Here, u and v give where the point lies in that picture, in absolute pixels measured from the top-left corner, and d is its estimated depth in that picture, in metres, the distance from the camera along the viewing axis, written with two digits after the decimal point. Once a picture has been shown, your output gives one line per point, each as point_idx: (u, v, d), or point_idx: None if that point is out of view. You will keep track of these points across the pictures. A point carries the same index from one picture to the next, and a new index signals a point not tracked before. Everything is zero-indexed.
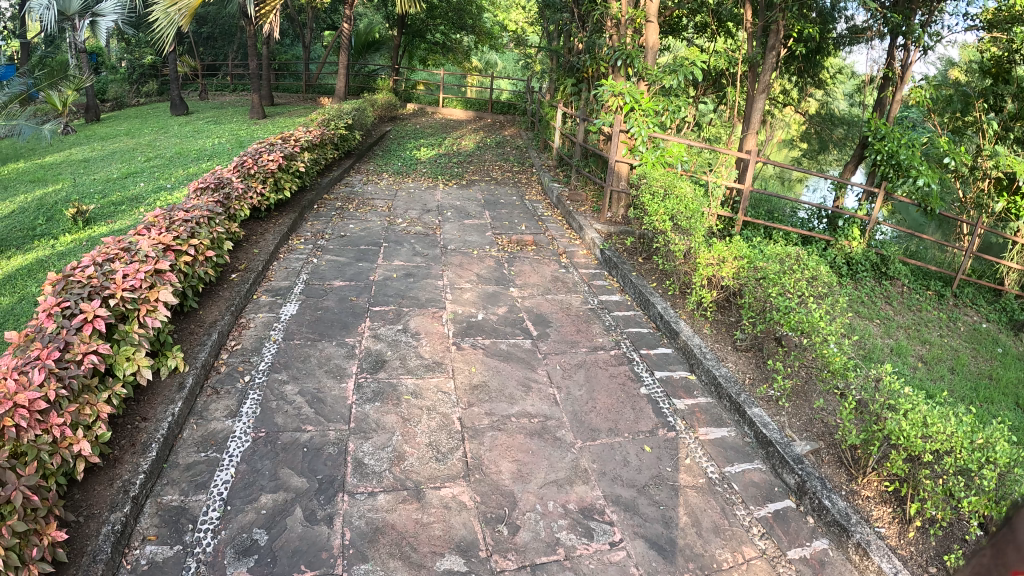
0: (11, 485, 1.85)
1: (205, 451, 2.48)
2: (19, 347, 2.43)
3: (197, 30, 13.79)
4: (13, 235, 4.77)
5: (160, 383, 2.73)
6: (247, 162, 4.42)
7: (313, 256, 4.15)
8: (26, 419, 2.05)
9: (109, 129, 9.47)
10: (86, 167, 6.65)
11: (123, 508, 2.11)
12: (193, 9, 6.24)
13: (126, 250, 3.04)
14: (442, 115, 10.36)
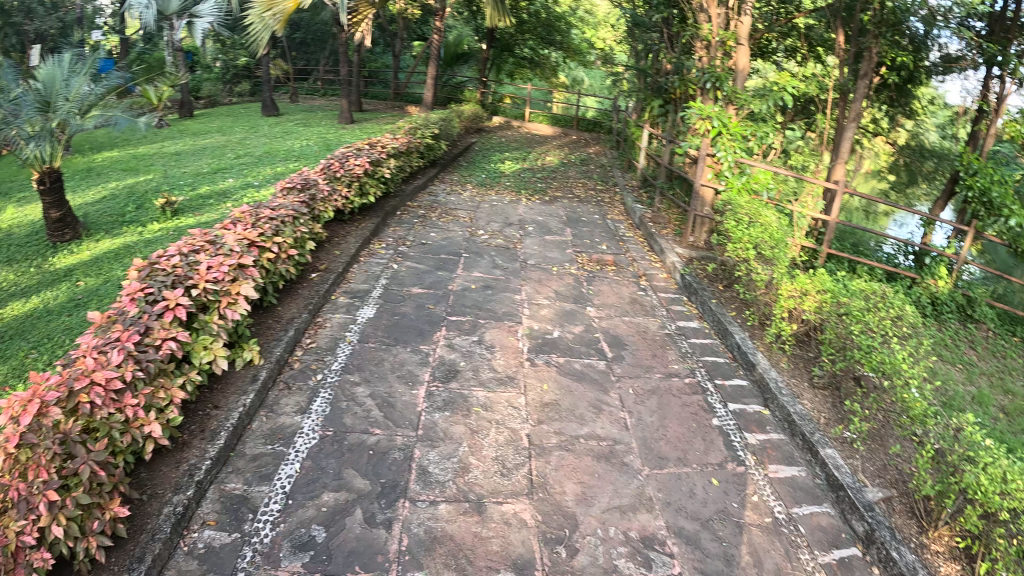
0: (80, 458, 1.98)
1: (272, 443, 2.53)
2: (101, 327, 2.54)
3: (291, 35, 14.30)
4: (104, 219, 5.02)
5: (235, 373, 2.82)
6: (335, 165, 4.55)
7: (393, 261, 4.21)
8: (101, 397, 2.17)
9: (202, 125, 9.91)
10: (179, 161, 6.97)
11: (186, 491, 2.21)
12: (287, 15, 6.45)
13: (212, 242, 3.14)
14: (526, 130, 10.39)
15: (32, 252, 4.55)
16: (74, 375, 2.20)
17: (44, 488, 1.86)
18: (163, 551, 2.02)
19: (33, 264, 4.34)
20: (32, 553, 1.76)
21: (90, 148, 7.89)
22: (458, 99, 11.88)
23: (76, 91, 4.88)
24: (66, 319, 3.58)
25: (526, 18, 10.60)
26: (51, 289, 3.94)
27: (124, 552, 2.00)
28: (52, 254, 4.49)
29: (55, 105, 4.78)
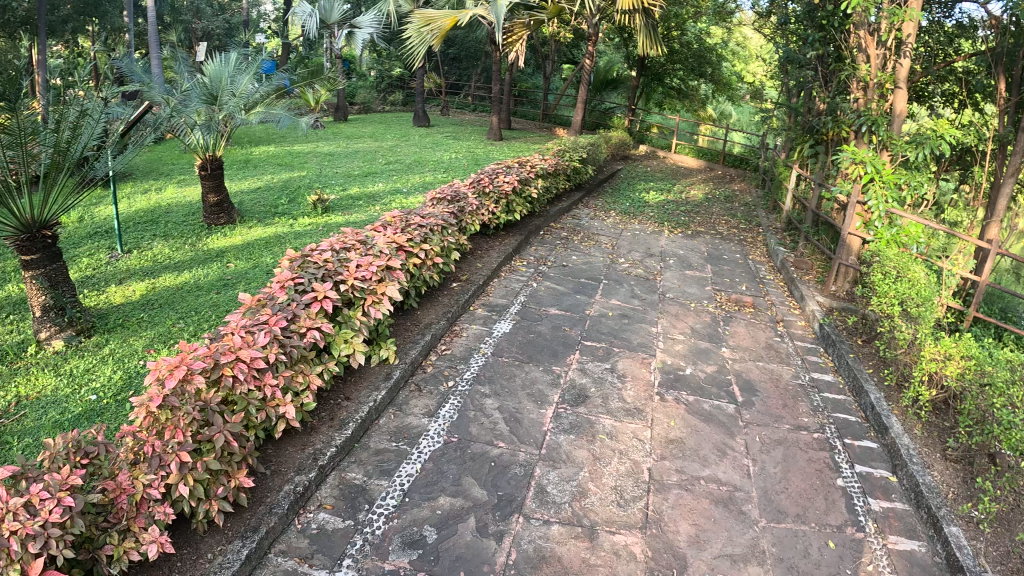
0: (217, 427, 2.20)
1: (397, 441, 2.66)
2: (251, 309, 2.73)
3: (446, 51, 14.97)
4: (258, 209, 5.43)
5: (370, 369, 2.99)
6: (484, 181, 4.71)
7: (533, 280, 4.30)
8: (243, 373, 2.37)
9: (355, 128, 10.56)
10: (332, 161, 7.42)
11: (307, 474, 2.39)
12: (441, 31, 7.42)
13: (363, 242, 3.33)
14: (671, 161, 10.07)
15: (190, 230, 4.98)
16: (222, 350, 2.42)
17: (178, 449, 2.10)
18: (276, 525, 2.20)
19: (189, 241, 4.74)
20: (157, 506, 1.99)
21: (252, 142, 8.58)
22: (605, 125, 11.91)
23: (240, 88, 5.27)
24: (213, 296, 3.89)
25: (677, 48, 10.35)
26: (205, 266, 4.30)
27: (241, 519, 2.20)
28: (207, 234, 4.90)
29: (221, 100, 5.13)
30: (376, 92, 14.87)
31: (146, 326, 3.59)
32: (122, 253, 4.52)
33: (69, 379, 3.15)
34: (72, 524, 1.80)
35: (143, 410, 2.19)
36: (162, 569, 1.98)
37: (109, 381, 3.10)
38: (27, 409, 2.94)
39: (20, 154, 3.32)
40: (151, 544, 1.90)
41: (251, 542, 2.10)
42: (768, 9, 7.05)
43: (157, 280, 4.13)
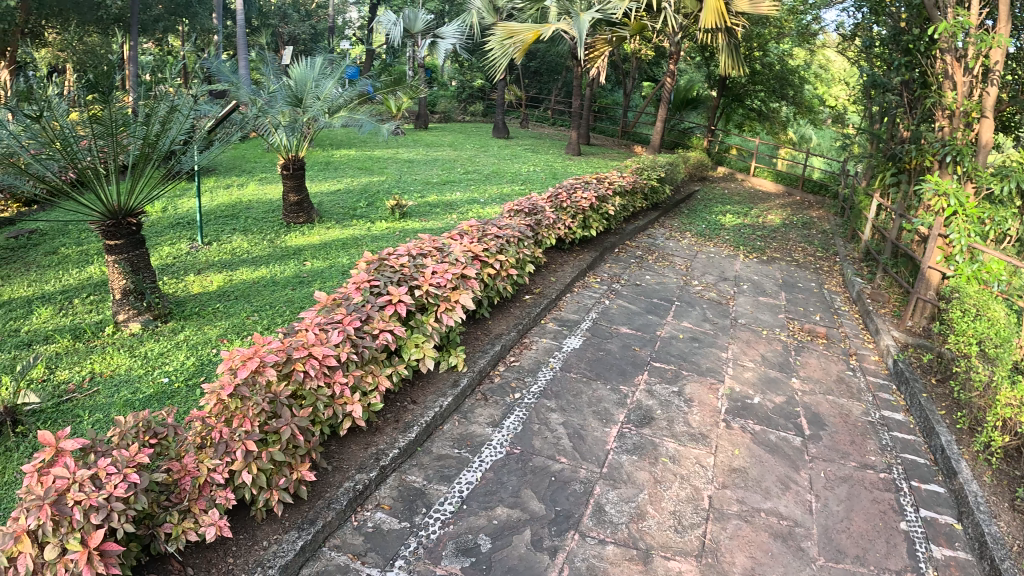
0: (285, 420, 2.32)
1: (459, 449, 2.73)
2: (326, 308, 2.83)
3: (528, 65, 15.19)
4: (338, 211, 5.58)
5: (437, 376, 3.06)
6: (562, 196, 4.73)
7: (606, 297, 4.35)
8: (314, 369, 2.46)
9: (435, 137, 10.83)
10: (410, 168, 7.57)
11: (368, 473, 2.47)
12: (524, 45, 7.86)
13: (440, 249, 3.40)
14: (749, 184, 9.72)
15: (269, 226, 5.16)
16: (295, 345, 2.52)
17: (245, 437, 2.21)
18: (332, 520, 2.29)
19: (267, 238, 4.91)
20: (219, 490, 2.11)
21: (332, 144, 8.85)
22: (684, 145, 11.74)
23: (325, 92, 5.33)
24: (286, 292, 4.00)
25: (758, 68, 10.03)
26: (281, 263, 4.43)
27: (300, 511, 2.30)
28: (284, 232, 5.06)
29: (306, 102, 5.22)
30: (457, 102, 15.11)
31: (220, 315, 3.73)
32: (202, 244, 4.71)
33: (144, 361, 3.30)
34: (135, 499, 1.93)
35: (215, 396, 2.33)
36: (218, 552, 2.09)
37: (182, 365, 3.23)
38: (105, 387, 3.11)
39: (111, 142, 3.52)
40: (211, 526, 2.01)
41: (306, 535, 2.19)
42: (855, 33, 6.86)
43: (233, 273, 4.28)
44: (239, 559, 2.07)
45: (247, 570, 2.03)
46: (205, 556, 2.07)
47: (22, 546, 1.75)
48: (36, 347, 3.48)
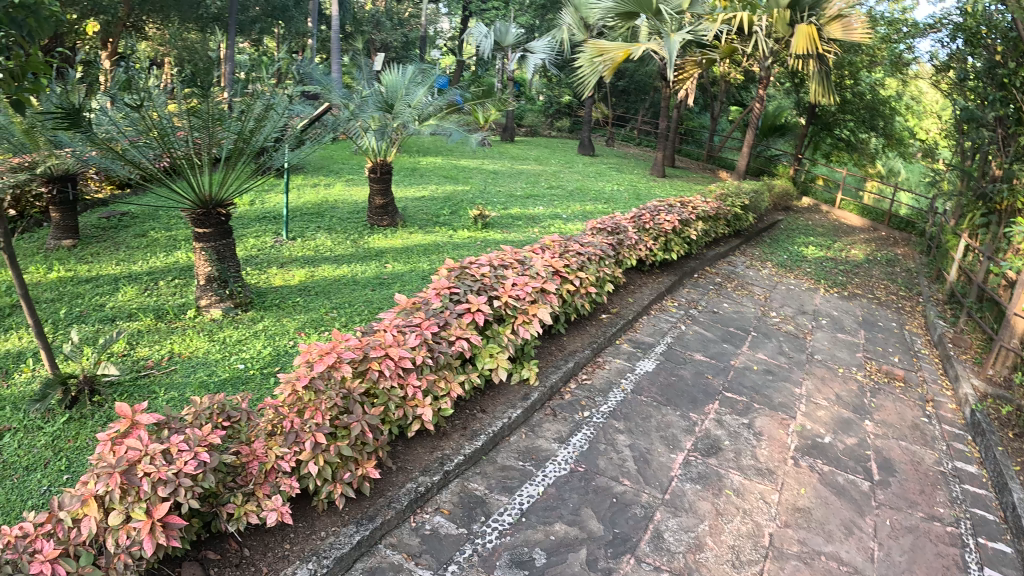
0: (356, 416, 2.44)
1: (524, 461, 2.79)
2: (406, 311, 2.97)
3: (615, 83, 15.29)
4: (422, 217, 5.74)
5: (509, 387, 3.14)
6: (646, 218, 4.71)
7: (681, 322, 4.36)
8: (389, 369, 2.58)
9: (522, 150, 11.08)
10: (495, 180, 7.66)
11: (431, 476, 2.56)
12: (614, 62, 8.09)
13: (521, 262, 3.46)
14: (836, 217, 9.41)
15: (354, 227, 5.32)
16: (372, 345, 2.68)
17: (314, 429, 2.36)
18: (392, 518, 2.38)
19: (350, 238, 5.05)
20: (284, 478, 2.28)
21: (417, 152, 9.16)
22: (770, 173, 11.49)
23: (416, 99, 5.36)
24: (365, 292, 4.10)
25: (849, 97, 9.74)
26: (363, 263, 4.55)
27: (360, 506, 2.42)
28: (368, 233, 5.21)
29: (397, 109, 5.32)
30: (544, 116, 15.30)
31: (299, 309, 3.86)
32: (286, 239, 4.90)
33: (220, 346, 3.44)
34: (203, 477, 2.15)
35: (290, 388, 2.53)
36: (275, 537, 2.25)
37: (257, 354, 3.35)
38: (182, 367, 3.26)
39: (206, 135, 3.68)
40: (272, 511, 2.18)
41: (363, 530, 2.29)
42: (948, 63, 6.56)
43: (314, 269, 4.42)
44: (295, 546, 2.21)
45: (302, 557, 2.16)
46: (262, 540, 2.23)
47: (88, 509, 1.96)
48: (120, 324, 3.70)
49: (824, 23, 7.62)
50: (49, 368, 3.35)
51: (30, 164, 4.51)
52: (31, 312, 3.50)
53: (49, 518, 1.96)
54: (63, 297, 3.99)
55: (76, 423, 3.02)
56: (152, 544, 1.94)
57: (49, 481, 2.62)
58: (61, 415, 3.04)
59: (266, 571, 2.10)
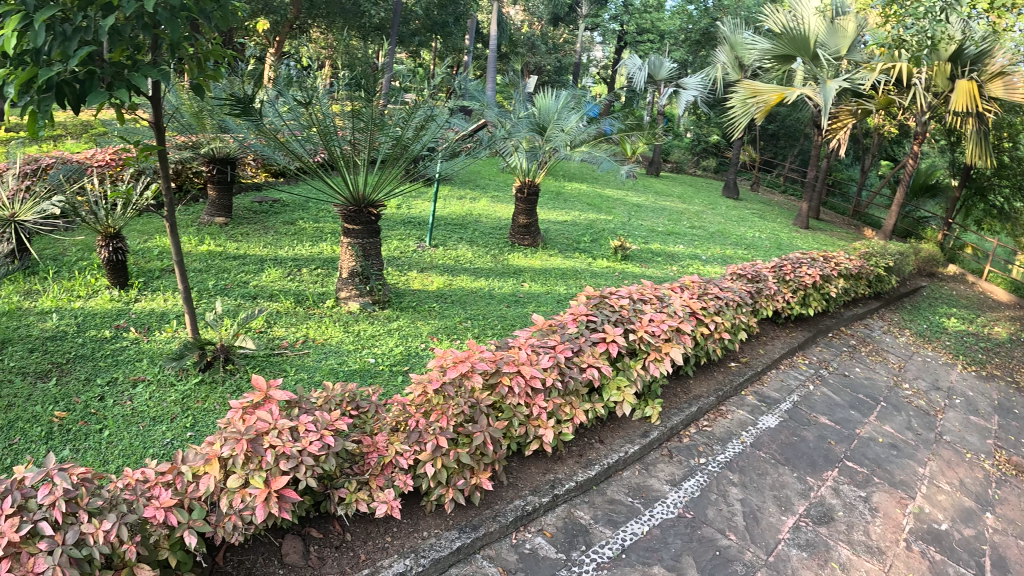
0: (482, 427, 2.66)
1: (633, 498, 2.87)
2: (541, 331, 3.31)
3: (766, 127, 15.55)
4: (565, 242, 6.33)
5: (629, 422, 3.33)
6: (787, 268, 4.88)
7: (810, 381, 4.30)
8: (518, 386, 2.83)
9: (668, 188, 11.90)
10: (638, 214, 8.62)
11: (540, 497, 2.71)
12: (767, 104, 8.70)
13: (660, 299, 3.77)
14: (981, 289, 8.75)
15: (496, 243, 5.89)
16: (505, 360, 2.92)
17: (437, 432, 2.58)
18: (494, 531, 2.53)
19: (490, 254, 5.51)
20: (399, 474, 2.51)
21: (563, 178, 10.77)
22: (917, 235, 10.89)
23: (568, 125, 6.01)
24: (501, 307, 4.28)
25: (1006, 161, 9.13)
26: (501, 280, 4.85)
27: (467, 514, 2.59)
28: (508, 250, 5.73)
29: (550, 133, 5.90)
30: (690, 154, 16.12)
31: (434, 315, 4.06)
32: (427, 245, 5.46)
33: (354, 339, 3.64)
34: (324, 459, 2.40)
35: (421, 388, 2.76)
36: (379, 528, 2.49)
37: (388, 351, 3.50)
38: (316, 352, 3.47)
39: (366, 137, 3.89)
40: (382, 503, 2.42)
41: (465, 537, 2.45)
42: None
43: (452, 279, 4.77)
44: (396, 541, 2.42)
45: (401, 551, 2.37)
46: (366, 529, 2.47)
47: (210, 469, 2.24)
48: (260, 302, 4.04)
49: (985, 80, 7.20)
50: (192, 333, 3.70)
51: (194, 144, 5.02)
52: (182, 279, 3.85)
53: (171, 470, 2.28)
54: (211, 270, 4.40)
55: (206, 386, 3.53)
56: (263, 511, 2.18)
57: (173, 435, 3.11)
58: (194, 375, 3.58)
59: (364, 557, 2.33)
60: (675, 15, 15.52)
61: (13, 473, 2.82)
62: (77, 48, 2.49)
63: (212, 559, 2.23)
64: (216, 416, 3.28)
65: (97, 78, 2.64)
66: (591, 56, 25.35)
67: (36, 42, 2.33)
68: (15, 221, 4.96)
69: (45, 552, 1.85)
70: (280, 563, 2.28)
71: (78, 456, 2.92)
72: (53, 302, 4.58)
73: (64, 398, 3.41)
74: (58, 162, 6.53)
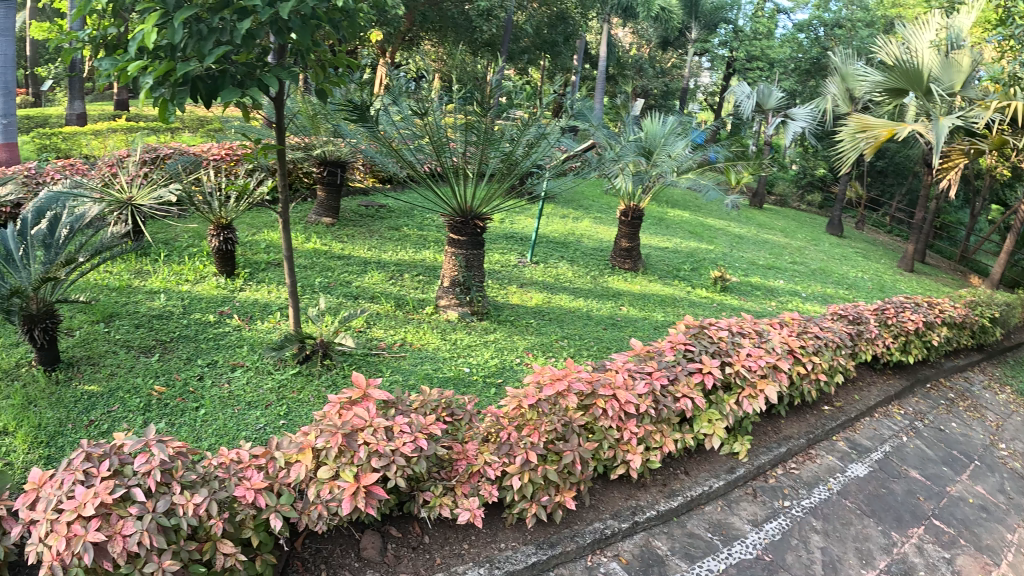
0: (574, 446, 2.68)
1: (712, 533, 2.84)
2: (639, 356, 3.34)
3: (874, 164, 15.18)
4: (665, 270, 6.59)
5: (717, 456, 3.28)
6: (890, 312, 4.68)
7: (904, 433, 4.11)
8: (612, 410, 2.84)
9: (770, 220, 11.79)
10: (740, 245, 8.60)
11: (619, 521, 2.71)
12: (877, 141, 8.52)
13: (759, 335, 3.71)
14: None
15: (597, 264, 6.30)
16: (602, 382, 2.93)
17: (528, 447, 2.63)
18: (571, 551, 2.55)
19: (590, 274, 5.93)
20: (485, 483, 2.56)
21: (667, 205, 10.94)
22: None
23: (676, 151, 6.15)
24: (597, 329, 4.53)
25: None
26: (601, 302, 5.15)
27: (546, 530, 2.62)
28: (608, 272, 6.12)
29: (658, 158, 6.09)
30: (794, 186, 16.00)
31: (531, 331, 4.36)
32: (528, 261, 5.97)
33: (450, 347, 3.98)
34: (416, 461, 2.45)
35: (516, 402, 2.82)
36: (458, 535, 2.54)
37: (483, 363, 3.79)
38: (412, 356, 3.83)
39: (478, 149, 4.17)
40: (465, 510, 2.46)
41: (541, 553, 2.49)
42: None
43: (551, 297, 5.10)
44: (473, 549, 2.47)
45: (476, 560, 2.42)
46: (445, 534, 2.54)
47: (303, 457, 2.35)
48: (362, 302, 4.41)
49: None
50: (296, 327, 3.85)
51: (307, 146, 5.58)
52: (292, 275, 4.12)
53: (265, 454, 2.40)
54: (316, 267, 4.86)
55: (302, 378, 3.67)
56: (350, 505, 2.26)
57: (265, 421, 3.25)
58: (292, 366, 3.74)
59: (439, 561, 2.40)
60: (784, 43, 15.28)
61: (111, 439, 3.09)
62: (211, 47, 2.66)
63: (291, 544, 2.37)
64: (308, 408, 3.40)
65: (228, 76, 2.81)
66: (699, 82, 25.28)
67: (174, 38, 2.48)
68: (132, 204, 5.31)
69: (134, 516, 1.98)
70: (357, 556, 2.38)
71: (173, 430, 3.11)
72: (162, 284, 4.91)
73: (164, 373, 3.67)
74: (177, 153, 6.93)
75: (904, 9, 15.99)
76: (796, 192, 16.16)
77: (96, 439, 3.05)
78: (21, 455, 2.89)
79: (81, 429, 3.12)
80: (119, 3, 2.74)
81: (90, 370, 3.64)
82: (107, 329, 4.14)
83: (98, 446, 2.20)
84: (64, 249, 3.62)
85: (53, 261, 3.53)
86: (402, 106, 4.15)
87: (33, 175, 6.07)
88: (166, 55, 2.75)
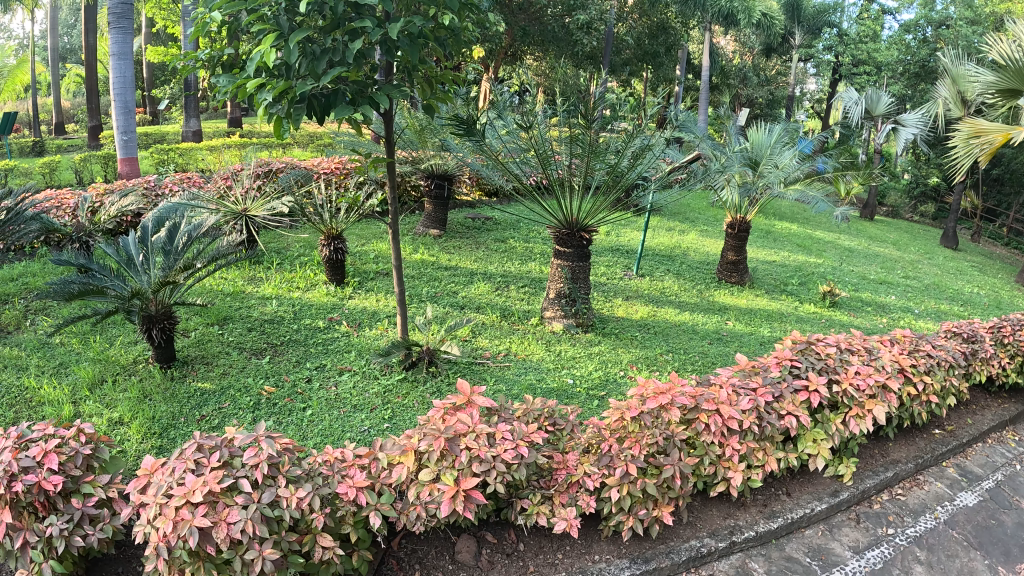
0: (675, 460, 2.64)
1: (811, 558, 2.75)
2: (745, 370, 3.27)
3: (991, 171, 14.24)
4: (772, 283, 6.43)
5: (821, 478, 3.17)
6: (1006, 329, 4.37)
7: (1019, 461, 3.84)
8: (715, 425, 2.80)
9: (881, 233, 11.27)
10: (849, 259, 8.25)
11: (716, 540, 2.67)
12: (993, 148, 7.98)
13: (868, 351, 3.55)
14: None
15: (703, 277, 6.25)
16: (706, 397, 2.88)
17: (629, 459, 2.60)
18: (665, 567, 2.54)
19: (697, 288, 5.85)
20: (583, 494, 2.56)
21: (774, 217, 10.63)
22: None
23: (783, 162, 6.06)
24: (703, 344, 4.47)
25: None
26: (706, 316, 5.09)
27: (641, 545, 2.61)
28: (715, 285, 6.04)
29: (762, 169, 6.00)
30: (907, 197, 15.28)
31: (636, 344, 4.37)
32: (634, 274, 5.99)
33: (554, 358, 4.06)
34: (516, 468, 2.48)
35: (618, 414, 2.80)
36: (553, 544, 2.58)
37: (587, 375, 3.84)
38: (515, 366, 3.94)
39: (583, 162, 4.24)
40: (561, 519, 2.48)
41: (634, 568, 2.50)
42: None
43: (656, 310, 5.09)
44: (567, 559, 2.50)
45: (569, 570, 2.45)
46: (539, 543, 2.57)
47: (405, 459, 2.45)
48: (467, 312, 4.59)
49: None
50: (404, 335, 4.01)
51: (417, 159, 5.85)
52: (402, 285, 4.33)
53: (369, 455, 2.52)
54: (424, 276, 5.14)
55: (408, 383, 3.82)
56: (450, 507, 2.32)
57: (371, 423, 3.39)
58: (398, 371, 3.89)
59: (532, 569, 2.45)
60: (891, 45, 14.63)
61: (222, 433, 3.31)
62: (325, 67, 2.74)
63: (389, 542, 2.49)
64: (412, 413, 3.51)
65: (340, 94, 2.88)
66: (803, 89, 24.47)
67: (289, 59, 2.61)
68: (246, 215, 5.62)
69: (239, 505, 2.11)
70: (451, 558, 2.47)
71: (282, 428, 3.31)
72: (273, 290, 5.19)
73: (275, 375, 3.90)
74: (287, 167, 7.30)
75: (1018, 3, 15.02)
76: (908, 202, 15.36)
77: (207, 432, 3.28)
78: (135, 444, 3.14)
79: (195, 423, 3.37)
80: (234, 25, 2.93)
81: (205, 369, 3.91)
82: (221, 331, 4.43)
83: (210, 437, 2.36)
84: (182, 255, 3.84)
85: (172, 267, 3.76)
86: (507, 121, 4.30)
87: (153, 188, 6.55)
88: (280, 74, 2.87)
